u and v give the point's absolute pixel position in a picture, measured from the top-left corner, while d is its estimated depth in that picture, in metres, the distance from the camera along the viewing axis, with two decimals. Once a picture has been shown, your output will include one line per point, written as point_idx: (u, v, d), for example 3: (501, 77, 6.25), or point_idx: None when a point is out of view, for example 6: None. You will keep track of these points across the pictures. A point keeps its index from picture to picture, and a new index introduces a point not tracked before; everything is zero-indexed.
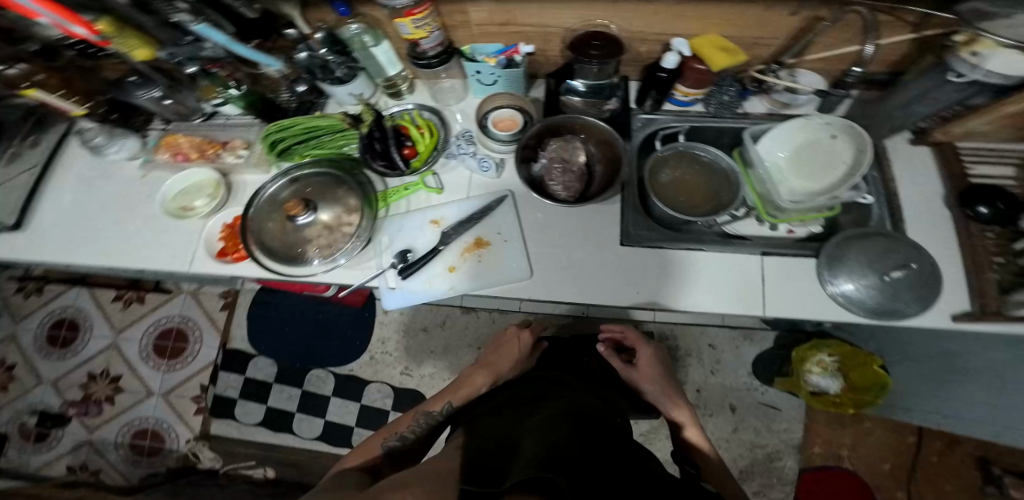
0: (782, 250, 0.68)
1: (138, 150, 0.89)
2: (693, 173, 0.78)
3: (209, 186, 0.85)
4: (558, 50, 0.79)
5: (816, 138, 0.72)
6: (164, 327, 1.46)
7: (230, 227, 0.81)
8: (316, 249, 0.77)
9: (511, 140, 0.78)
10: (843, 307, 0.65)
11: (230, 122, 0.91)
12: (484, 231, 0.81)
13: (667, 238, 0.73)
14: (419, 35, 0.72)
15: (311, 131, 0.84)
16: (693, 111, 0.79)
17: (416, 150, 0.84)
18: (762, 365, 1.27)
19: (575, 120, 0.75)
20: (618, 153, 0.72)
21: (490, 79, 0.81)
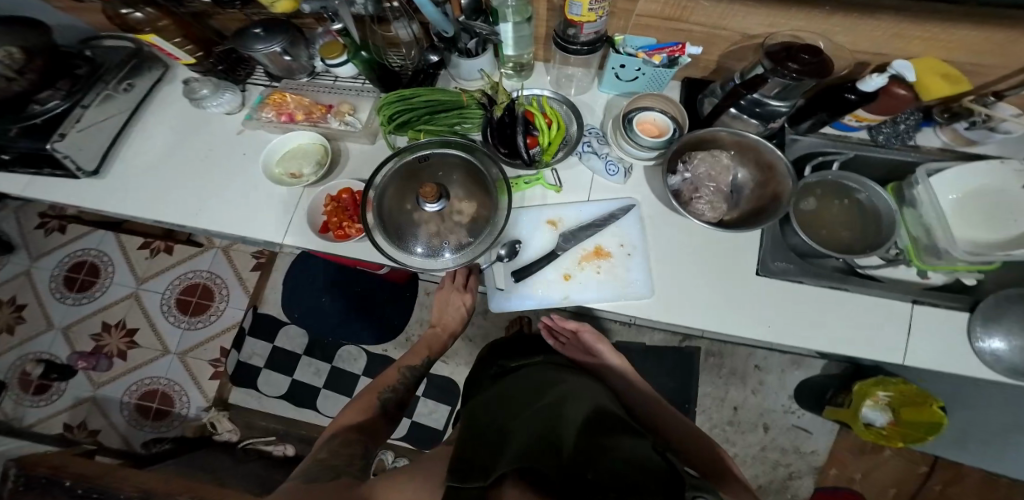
0: (935, 300, 0.66)
1: (238, 106, 0.83)
2: (838, 210, 0.73)
3: (313, 151, 0.77)
4: (718, 55, 0.74)
5: (986, 187, 0.69)
6: (187, 283, 1.38)
7: (336, 201, 0.72)
8: (424, 234, 0.66)
9: (653, 147, 0.73)
10: (985, 365, 0.64)
11: (338, 84, 0.84)
12: (608, 239, 0.75)
13: (806, 271, 0.70)
14: (588, 17, 0.63)
15: (433, 104, 0.73)
16: (855, 137, 0.74)
17: (537, 142, 0.75)
18: (805, 391, 1.29)
19: (734, 135, 0.69)
20: (782, 186, 0.67)
21: (631, 75, 0.74)
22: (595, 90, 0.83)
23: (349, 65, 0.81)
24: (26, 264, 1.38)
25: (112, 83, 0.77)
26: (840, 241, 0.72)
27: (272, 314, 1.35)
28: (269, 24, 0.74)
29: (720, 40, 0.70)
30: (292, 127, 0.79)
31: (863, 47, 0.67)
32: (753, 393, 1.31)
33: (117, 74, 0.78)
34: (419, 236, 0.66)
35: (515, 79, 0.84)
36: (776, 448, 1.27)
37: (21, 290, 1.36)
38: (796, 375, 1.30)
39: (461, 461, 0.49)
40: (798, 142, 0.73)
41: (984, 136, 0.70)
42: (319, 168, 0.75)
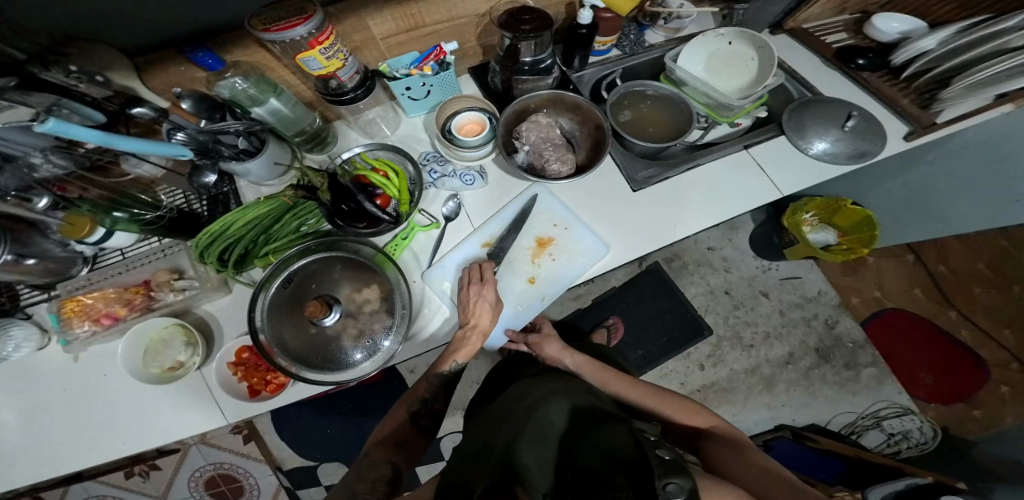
0: (757, 138, 0.76)
1: (43, 333, 0.73)
2: (650, 109, 0.82)
3: (174, 335, 0.73)
4: (476, 39, 0.78)
5: (718, 47, 0.80)
6: (204, 478, 1.25)
7: (241, 364, 0.73)
8: (349, 342, 0.68)
9: (483, 142, 0.74)
10: (833, 163, 0.74)
11: (130, 255, 0.78)
12: (543, 227, 0.77)
13: (667, 166, 0.75)
14: (334, 65, 0.62)
15: (256, 223, 0.73)
16: (613, 56, 0.82)
17: (389, 197, 0.76)
18: (760, 247, 1.42)
19: (536, 97, 0.76)
20: (594, 116, 0.74)
21: (422, 92, 0.76)
22: (406, 119, 0.84)
23: (115, 234, 0.72)
24: None
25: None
26: (665, 130, 0.80)
27: (298, 466, 1.33)
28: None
29: (466, 27, 0.74)
30: (122, 324, 0.74)
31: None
32: (726, 271, 1.43)
33: None
34: (352, 344, 0.68)
35: (320, 153, 0.81)
36: (791, 307, 1.40)
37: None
38: (744, 237, 1.45)
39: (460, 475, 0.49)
40: (583, 76, 0.81)
41: (681, 22, 0.83)
42: (194, 347, 0.73)
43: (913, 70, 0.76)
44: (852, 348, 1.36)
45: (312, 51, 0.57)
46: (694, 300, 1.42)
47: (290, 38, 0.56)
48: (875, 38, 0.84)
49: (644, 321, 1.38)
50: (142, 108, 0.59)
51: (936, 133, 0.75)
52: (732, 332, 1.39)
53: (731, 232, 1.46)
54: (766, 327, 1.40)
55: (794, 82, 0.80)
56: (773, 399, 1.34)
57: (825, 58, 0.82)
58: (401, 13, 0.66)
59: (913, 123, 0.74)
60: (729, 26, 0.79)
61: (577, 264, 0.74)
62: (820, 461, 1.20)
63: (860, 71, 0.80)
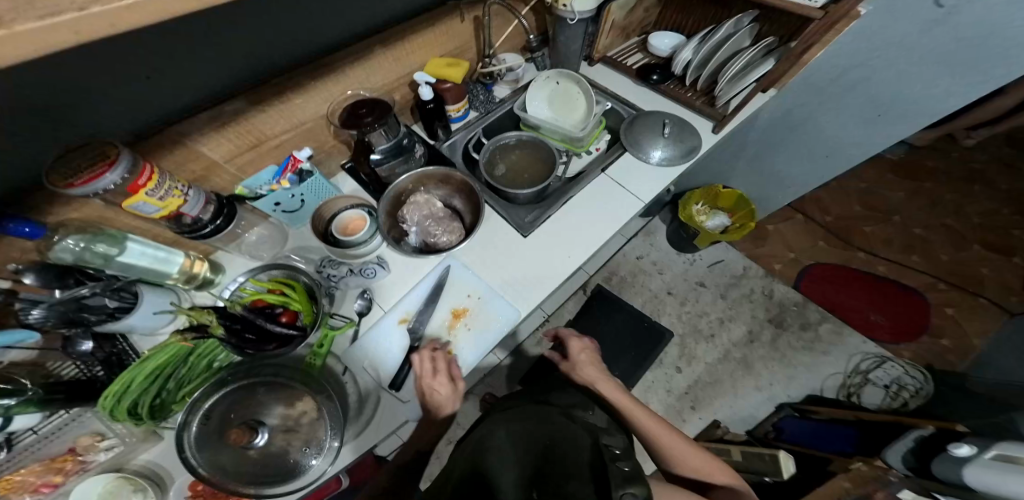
0: (608, 160, 0.85)
1: None
2: (517, 157, 0.90)
3: (113, 489, 0.62)
4: (330, 137, 0.83)
5: (553, 89, 0.94)
6: None
7: (200, 494, 0.65)
8: (297, 451, 0.65)
9: (370, 234, 0.77)
10: (671, 165, 0.84)
11: (51, 428, 0.61)
12: (457, 297, 0.78)
13: (542, 207, 0.82)
14: (173, 203, 0.62)
15: (158, 375, 0.63)
16: (473, 118, 0.93)
17: (294, 310, 0.73)
18: (677, 242, 1.51)
19: (409, 179, 0.81)
20: (461, 180, 0.82)
21: (296, 202, 0.76)
22: (292, 231, 0.85)
23: (17, 419, 0.55)
24: None
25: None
26: (535, 175, 0.87)
27: None
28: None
29: (316, 130, 0.80)
30: (66, 487, 0.62)
31: (398, 76, 0.85)
32: (661, 274, 1.50)
33: None
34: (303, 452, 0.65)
35: (211, 284, 0.77)
36: (731, 288, 1.47)
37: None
38: (660, 239, 1.55)
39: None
40: (454, 142, 0.90)
41: (515, 74, 0.95)
42: (144, 490, 0.63)
43: (696, 74, 0.92)
44: (800, 308, 1.43)
45: (137, 196, 0.56)
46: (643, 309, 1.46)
47: (110, 188, 0.55)
48: (658, 54, 1.00)
49: (607, 345, 1.39)
50: None
51: (737, 118, 0.89)
52: (690, 328, 1.43)
53: (649, 238, 1.54)
54: (716, 312, 1.45)
55: (618, 103, 0.94)
56: (758, 380, 1.36)
57: (631, 76, 0.97)
58: (240, 131, 0.69)
59: (713, 116, 0.88)
60: (552, 71, 0.93)
61: (491, 320, 0.76)
62: (829, 431, 1.16)
63: (659, 84, 0.95)
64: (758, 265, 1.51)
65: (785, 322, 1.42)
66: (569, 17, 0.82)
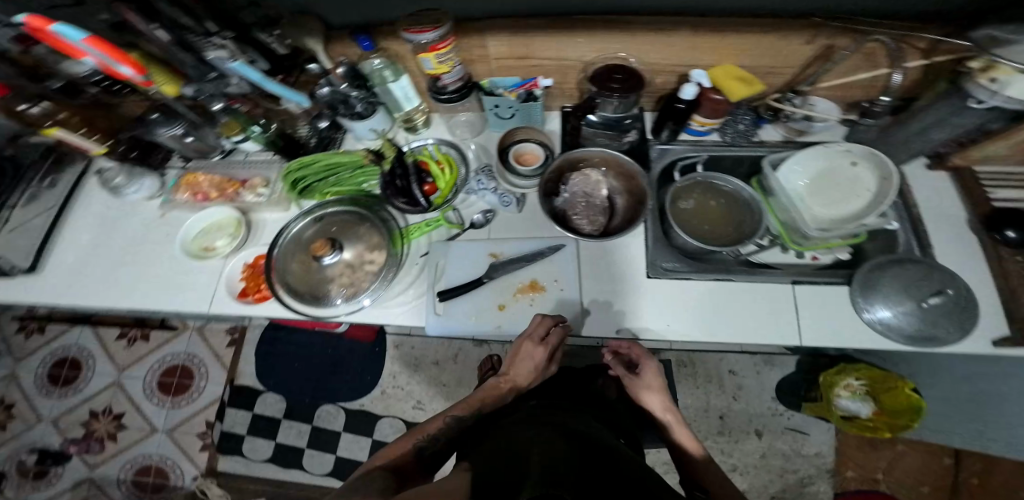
0: (812, 278, 0.70)
1: (157, 190, 0.87)
2: (721, 207, 0.79)
3: (230, 225, 0.84)
4: (575, 82, 0.79)
5: (829, 168, 0.76)
6: (168, 364, 1.66)
7: (252, 267, 0.80)
8: (337, 287, 0.78)
9: (531, 174, 0.78)
10: (881, 334, 0.66)
11: (250, 159, 0.90)
12: (543, 274, 0.79)
13: (694, 269, 0.74)
14: (443, 69, 0.71)
15: (332, 167, 0.85)
16: (710, 140, 0.80)
17: (435, 187, 0.85)
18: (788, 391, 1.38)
19: (596, 153, 0.76)
20: (641, 188, 0.73)
21: (508, 112, 0.81)
22: (488, 130, 0.92)
23: (248, 142, 0.86)
24: (11, 365, 1.69)
25: (35, 182, 0.88)
26: (717, 235, 0.78)
27: (249, 387, 1.60)
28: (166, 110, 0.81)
29: (569, 70, 0.76)
30: (208, 204, 0.85)
31: (688, 60, 0.72)
32: (733, 398, 1.42)
33: (39, 171, 0.89)
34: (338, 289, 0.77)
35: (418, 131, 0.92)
36: (776, 455, 1.37)
37: (13, 390, 1.67)
38: (775, 374, 1.41)
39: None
40: (669, 149, 0.79)
41: (809, 125, 0.77)
42: (233, 239, 0.82)
43: None
44: None
45: (429, 54, 0.67)
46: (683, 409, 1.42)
47: (421, 41, 0.67)
48: None
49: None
50: (316, 66, 0.79)
51: None
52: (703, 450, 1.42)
53: (762, 365, 1.42)
54: (737, 461, 1.38)
55: (909, 234, 0.72)
56: None
57: (974, 217, 0.71)
58: (515, 41, 0.71)
59: (1015, 328, 0.62)
60: (860, 146, 0.73)
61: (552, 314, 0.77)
62: None
63: (1004, 245, 0.67)
64: (833, 455, 1.35)
65: None
66: (976, 95, 0.58)
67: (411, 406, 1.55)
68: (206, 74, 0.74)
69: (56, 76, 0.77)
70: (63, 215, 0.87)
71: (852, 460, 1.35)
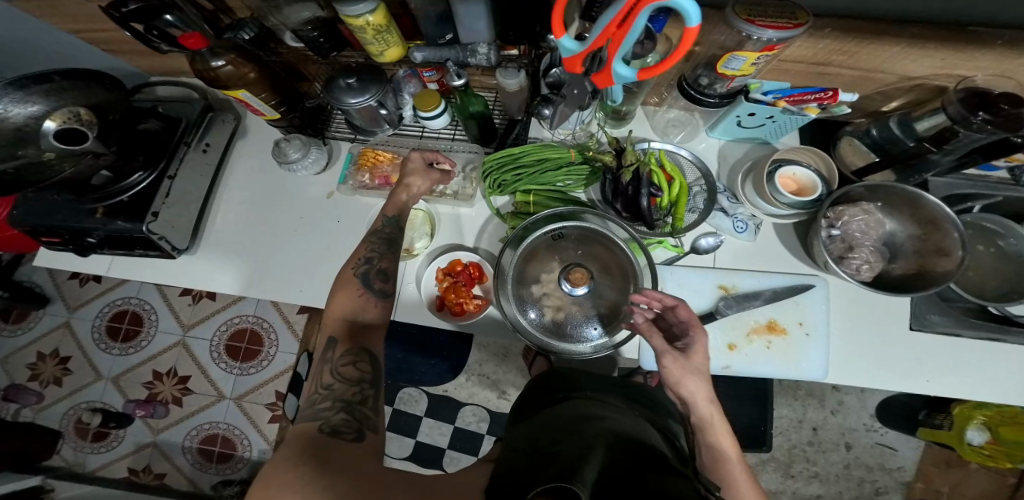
0: None
1: (325, 165, 0.84)
2: (987, 259, 0.71)
3: (425, 222, 0.81)
4: (864, 91, 0.65)
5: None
6: (236, 328, 1.59)
7: (450, 275, 0.76)
8: (547, 307, 0.70)
9: (792, 205, 0.66)
10: None
11: (427, 137, 0.86)
12: (785, 315, 0.72)
13: (965, 325, 0.68)
14: (745, 72, 0.56)
15: (539, 163, 0.74)
16: (995, 178, 0.70)
17: (659, 202, 0.71)
18: (886, 412, 1.40)
19: (893, 189, 0.62)
20: (948, 243, 0.60)
21: (755, 122, 0.67)
22: (703, 134, 0.78)
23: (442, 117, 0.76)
24: (66, 315, 1.64)
25: (192, 143, 0.79)
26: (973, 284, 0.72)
27: None
28: (360, 73, 0.68)
29: (867, 82, 0.62)
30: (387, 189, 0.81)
31: None
32: (830, 412, 1.44)
33: (196, 133, 0.80)
34: (539, 305, 0.71)
35: (623, 125, 0.78)
36: (861, 466, 1.41)
37: (65, 341, 1.63)
38: (875, 394, 1.44)
39: (500, 490, 0.46)
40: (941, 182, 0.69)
41: None
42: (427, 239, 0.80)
43: None
44: None
45: (753, 54, 0.51)
46: (778, 418, 1.45)
47: (753, 37, 0.49)
48: None
49: (739, 400, 1.35)
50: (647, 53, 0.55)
51: None
52: (787, 459, 1.44)
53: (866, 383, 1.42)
54: (820, 469, 1.43)
55: None
56: None
57: None
58: (835, 44, 0.55)
59: None
60: None
61: (791, 365, 0.70)
62: None
63: None
64: (914, 472, 1.40)
65: None
66: None
67: (496, 396, 1.52)
68: (441, 36, 0.67)
69: (246, 24, 0.68)
70: (218, 192, 0.87)
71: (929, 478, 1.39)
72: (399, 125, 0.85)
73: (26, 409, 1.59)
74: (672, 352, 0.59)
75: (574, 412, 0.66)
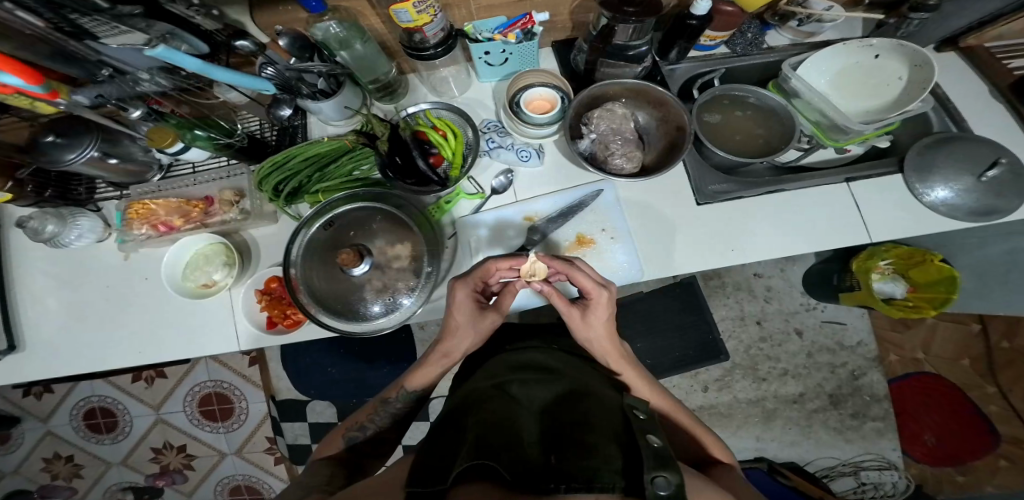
0: (866, 173, 0.72)
1: (105, 230, 0.87)
2: (742, 121, 0.78)
3: (220, 252, 0.82)
4: (568, 12, 0.73)
5: (847, 66, 0.76)
6: (203, 393, 1.64)
7: (268, 294, 0.80)
8: (372, 294, 0.71)
9: (547, 123, 0.71)
10: (947, 216, 0.69)
11: (199, 170, 0.87)
12: (589, 227, 0.76)
13: (744, 186, 0.72)
14: (422, 20, 0.61)
15: (313, 160, 0.76)
16: (718, 54, 0.79)
17: (443, 157, 0.77)
18: (816, 287, 1.36)
19: (615, 85, 0.70)
20: (677, 116, 0.67)
21: (500, 59, 0.74)
22: (477, 82, 0.83)
23: (191, 149, 0.79)
24: (43, 426, 1.65)
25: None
26: (747, 144, 0.78)
27: (289, 400, 1.59)
28: (65, 129, 0.71)
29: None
30: (176, 234, 0.85)
31: None
32: (765, 300, 1.42)
33: None
34: (371, 299, 0.71)
35: (390, 102, 0.84)
36: (824, 352, 1.37)
37: (58, 444, 1.66)
38: (798, 270, 1.42)
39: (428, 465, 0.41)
40: (676, 71, 0.78)
41: (818, 26, 0.76)
42: (228, 269, 0.81)
43: None
44: (865, 401, 1.34)
45: (406, 4, 0.56)
46: (721, 322, 1.42)
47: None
48: None
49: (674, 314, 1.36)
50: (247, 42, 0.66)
51: None
52: (749, 362, 1.39)
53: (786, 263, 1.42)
54: (788, 365, 1.38)
55: (939, 112, 0.76)
56: (771, 432, 1.35)
57: (997, 88, 0.76)
58: None
59: None
60: (884, 38, 0.72)
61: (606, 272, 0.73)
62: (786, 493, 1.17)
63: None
64: (877, 345, 1.36)
65: (840, 406, 1.34)
66: None
67: None
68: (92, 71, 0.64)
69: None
70: (18, 289, 0.88)
71: (890, 343, 1.35)
72: (170, 168, 0.88)
73: None
74: (568, 312, 0.62)
75: (520, 368, 0.65)
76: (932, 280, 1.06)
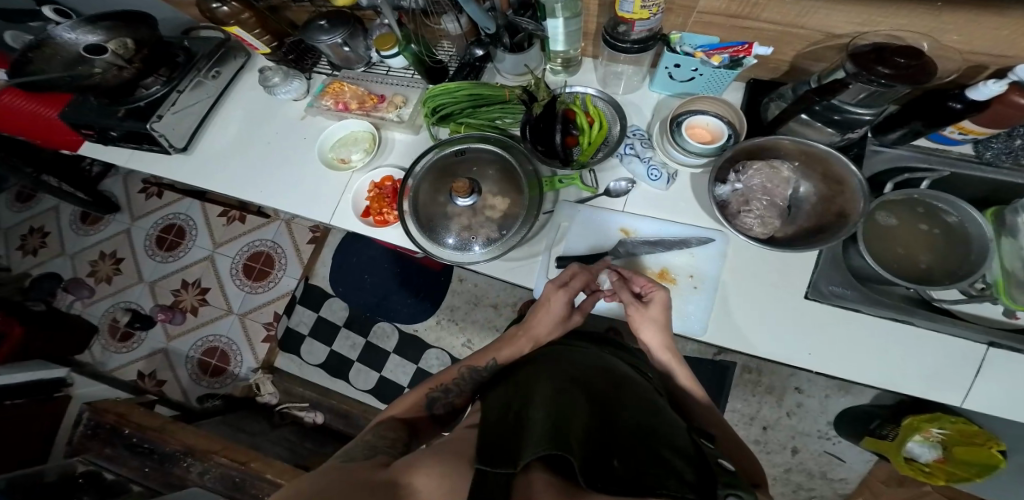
0: (1012, 344, 0.63)
1: (303, 93, 0.88)
2: (920, 236, 0.69)
3: (365, 140, 0.83)
4: (790, 53, 0.69)
5: None
6: (255, 249, 1.62)
7: (378, 188, 0.78)
8: (455, 227, 0.71)
9: (698, 151, 0.69)
10: None
11: (392, 74, 0.86)
12: (678, 265, 0.73)
13: (865, 300, 0.66)
14: (640, 15, 0.61)
15: (474, 98, 0.76)
16: (956, 152, 0.70)
17: (577, 141, 0.75)
18: (847, 421, 1.28)
19: (787, 141, 0.65)
20: (850, 208, 0.62)
21: (686, 75, 0.71)
22: (645, 89, 0.80)
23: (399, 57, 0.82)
24: (128, 223, 1.69)
25: (203, 71, 0.86)
26: (903, 262, 0.69)
27: (320, 286, 1.55)
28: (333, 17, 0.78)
29: (800, 39, 0.65)
30: (347, 115, 0.84)
31: (979, 46, 0.57)
32: (787, 414, 1.35)
33: (207, 62, 0.86)
34: (452, 229, 0.71)
35: (561, 75, 0.83)
36: (802, 471, 1.32)
37: (121, 246, 1.68)
38: (842, 402, 1.31)
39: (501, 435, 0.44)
40: (881, 152, 0.70)
41: None
42: (366, 154, 0.81)
43: None
44: None
45: None
46: (730, 412, 1.37)
47: None
48: None
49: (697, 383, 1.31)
50: None
51: None
52: None
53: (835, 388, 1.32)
54: None
55: None
56: None
57: None
58: None
59: None
60: None
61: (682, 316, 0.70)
62: None
63: None
64: (857, 484, 1.30)
65: None
66: None
67: (461, 343, 1.43)
68: None
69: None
70: (218, 109, 0.92)
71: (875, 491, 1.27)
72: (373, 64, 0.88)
73: (76, 302, 1.63)
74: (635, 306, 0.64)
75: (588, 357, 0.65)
76: (977, 458, 0.99)
